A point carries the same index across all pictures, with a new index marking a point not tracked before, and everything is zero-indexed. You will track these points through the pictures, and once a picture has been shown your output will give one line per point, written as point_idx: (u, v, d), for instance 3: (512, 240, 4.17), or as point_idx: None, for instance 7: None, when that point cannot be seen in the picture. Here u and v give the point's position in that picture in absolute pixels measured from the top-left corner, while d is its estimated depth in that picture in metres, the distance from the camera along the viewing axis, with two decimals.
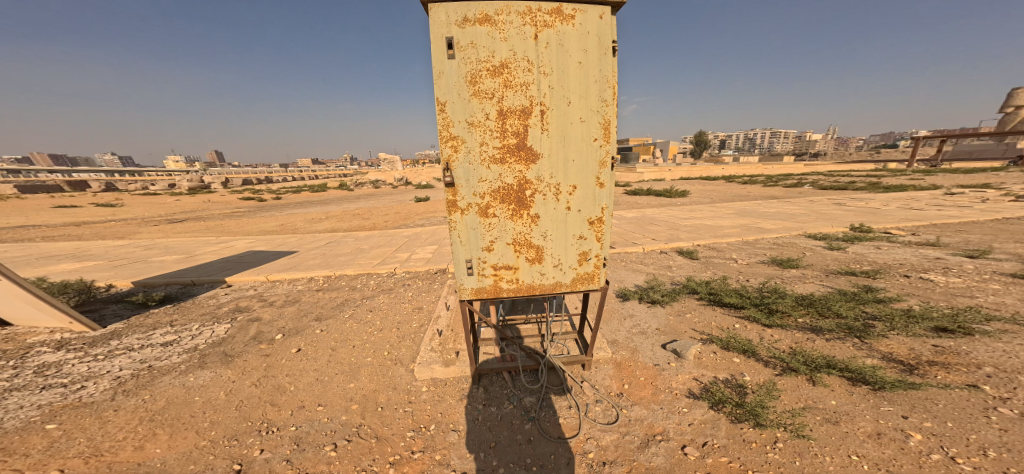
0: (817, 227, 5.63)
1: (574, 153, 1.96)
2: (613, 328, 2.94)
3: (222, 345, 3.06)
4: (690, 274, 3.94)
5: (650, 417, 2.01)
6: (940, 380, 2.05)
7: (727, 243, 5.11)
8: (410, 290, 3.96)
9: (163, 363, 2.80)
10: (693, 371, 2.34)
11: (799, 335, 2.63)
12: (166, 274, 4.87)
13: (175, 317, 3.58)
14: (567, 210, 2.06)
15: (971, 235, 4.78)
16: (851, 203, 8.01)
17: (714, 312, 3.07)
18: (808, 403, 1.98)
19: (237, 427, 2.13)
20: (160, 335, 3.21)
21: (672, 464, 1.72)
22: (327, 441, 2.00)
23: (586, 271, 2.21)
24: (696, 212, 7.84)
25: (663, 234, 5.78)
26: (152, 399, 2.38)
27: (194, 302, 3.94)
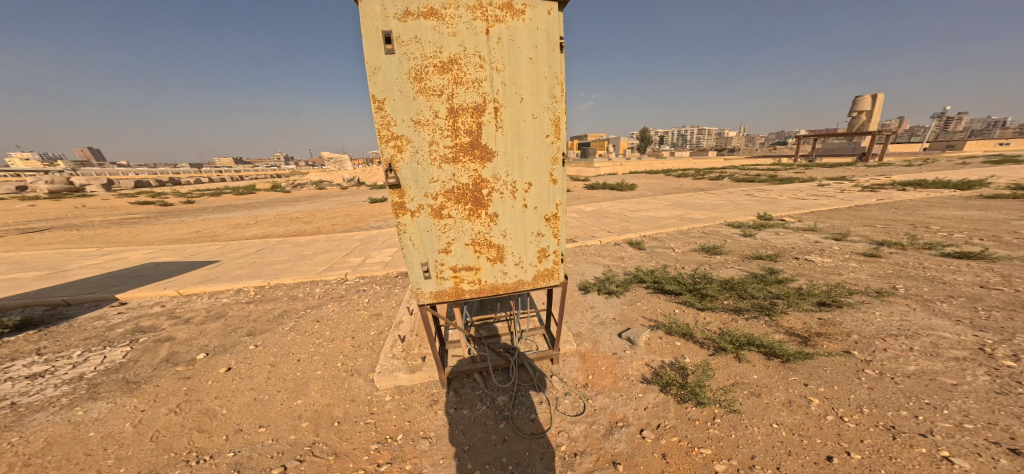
0: (733, 216, 6.51)
1: (529, 150, 1.95)
2: (576, 322, 3.10)
3: (119, 371, 2.56)
4: (639, 265, 4.29)
5: (612, 404, 2.18)
6: (822, 349, 2.49)
7: (667, 233, 5.64)
8: (367, 295, 3.71)
9: (34, 398, 2.28)
10: (644, 357, 2.58)
11: (726, 316, 3.03)
12: (26, 293, 3.88)
13: (45, 344, 2.90)
14: (524, 207, 2.06)
15: (838, 220, 5.97)
16: (756, 193, 9.40)
17: (660, 300, 3.40)
18: (737, 380, 2.29)
19: (156, 461, 1.86)
20: (23, 367, 2.59)
21: (633, 449, 1.88)
22: (274, 463, 1.86)
23: (546, 268, 2.23)
24: (641, 204, 8.48)
25: (614, 226, 6.18)
26: (24, 441, 1.96)
27: (72, 325, 3.21)
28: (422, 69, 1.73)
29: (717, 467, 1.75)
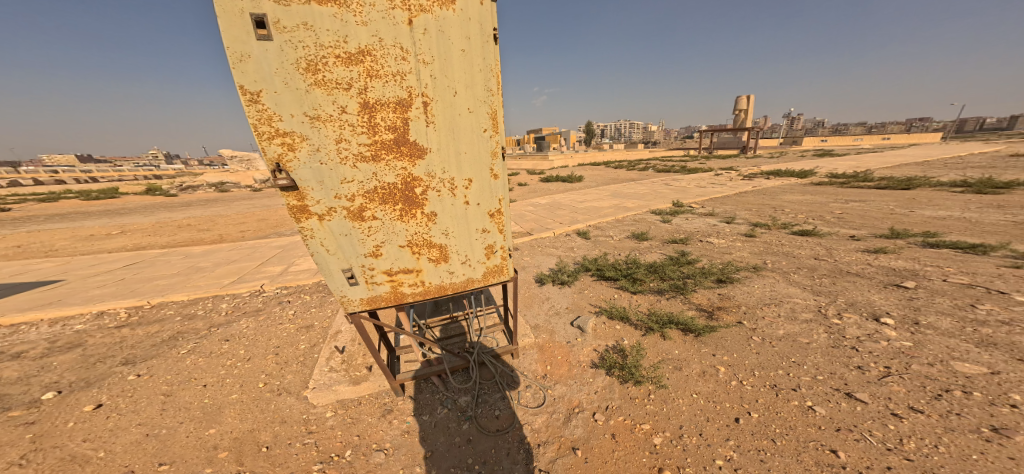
0: (656, 205, 7.26)
1: (467, 145, 1.86)
2: (533, 314, 3.16)
3: None
4: (586, 254, 4.50)
5: (569, 391, 2.27)
6: (723, 322, 2.82)
7: (607, 223, 6.04)
8: (295, 306, 3.36)
9: None
10: (593, 342, 2.70)
11: (654, 297, 3.29)
12: None
13: None
14: (466, 204, 1.98)
15: (728, 206, 7.11)
16: (674, 182, 10.61)
17: (602, 286, 3.59)
18: (665, 357, 2.49)
19: None
20: None
21: (588, 433, 1.98)
22: None
23: (494, 264, 2.19)
24: (584, 194, 8.93)
25: (563, 218, 6.41)
26: None
27: None
28: (318, 59, 1.56)
29: (656, 440, 1.90)
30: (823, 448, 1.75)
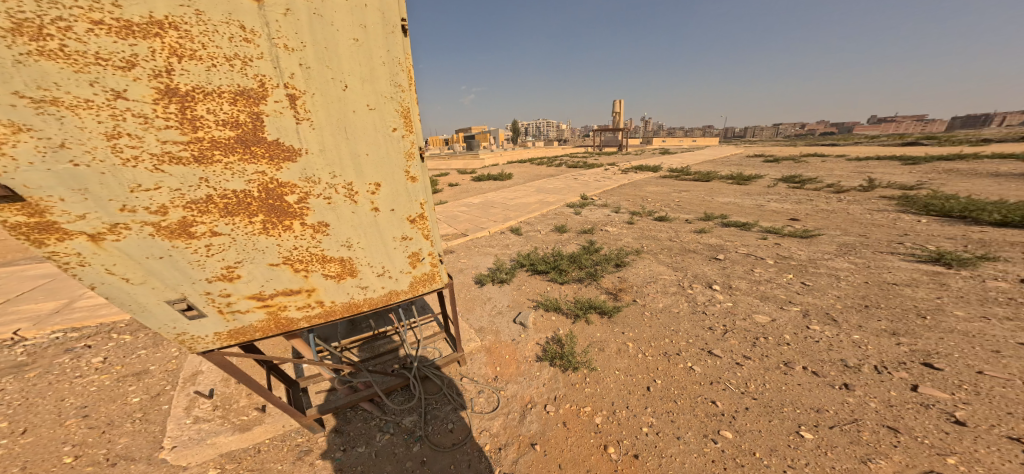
0: (570, 198, 7.81)
1: (366, 146, 1.59)
2: (477, 316, 3.03)
3: None
4: (519, 249, 4.53)
5: (520, 389, 2.24)
6: (624, 300, 3.14)
7: (534, 218, 6.21)
8: (105, 352, 2.82)
9: None
10: (536, 336, 2.71)
11: (576, 286, 3.47)
12: None
13: None
14: (375, 212, 1.72)
15: (617, 197, 8.19)
16: (585, 177, 11.63)
17: (537, 281, 3.64)
18: (591, 341, 2.63)
19: None
20: None
21: (543, 426, 1.97)
22: None
23: (423, 272, 1.97)
24: (508, 191, 9.07)
25: (494, 215, 6.37)
26: None
27: None
28: (43, 21, 1.05)
29: (598, 420, 1.97)
30: (706, 401, 2.02)
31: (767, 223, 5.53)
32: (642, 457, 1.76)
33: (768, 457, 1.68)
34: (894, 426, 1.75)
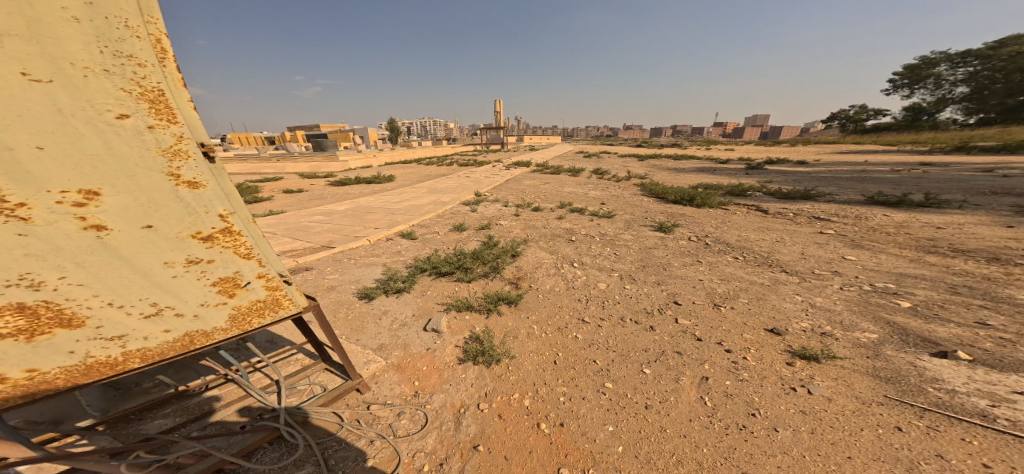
0: (466, 197, 7.83)
1: (42, 133, 1.02)
2: (372, 335, 2.62)
3: None
4: (417, 254, 4.24)
5: (448, 397, 2.03)
6: (524, 287, 3.36)
7: (429, 220, 5.97)
8: None
9: None
10: (453, 340, 2.54)
11: (483, 282, 3.48)
12: None
13: None
14: (106, 225, 1.10)
15: (508, 192, 8.61)
16: (477, 176, 11.92)
17: (442, 283, 3.46)
18: (506, 332, 2.67)
19: None
20: None
21: (481, 426, 1.83)
22: None
23: (248, 303, 1.39)
24: (393, 195, 8.53)
25: (377, 221, 5.87)
26: None
27: None
28: None
29: (527, 403, 1.98)
30: (589, 361, 2.33)
31: (629, 208, 6.71)
32: (567, 424, 1.84)
33: (635, 394, 2.03)
34: (675, 350, 2.40)
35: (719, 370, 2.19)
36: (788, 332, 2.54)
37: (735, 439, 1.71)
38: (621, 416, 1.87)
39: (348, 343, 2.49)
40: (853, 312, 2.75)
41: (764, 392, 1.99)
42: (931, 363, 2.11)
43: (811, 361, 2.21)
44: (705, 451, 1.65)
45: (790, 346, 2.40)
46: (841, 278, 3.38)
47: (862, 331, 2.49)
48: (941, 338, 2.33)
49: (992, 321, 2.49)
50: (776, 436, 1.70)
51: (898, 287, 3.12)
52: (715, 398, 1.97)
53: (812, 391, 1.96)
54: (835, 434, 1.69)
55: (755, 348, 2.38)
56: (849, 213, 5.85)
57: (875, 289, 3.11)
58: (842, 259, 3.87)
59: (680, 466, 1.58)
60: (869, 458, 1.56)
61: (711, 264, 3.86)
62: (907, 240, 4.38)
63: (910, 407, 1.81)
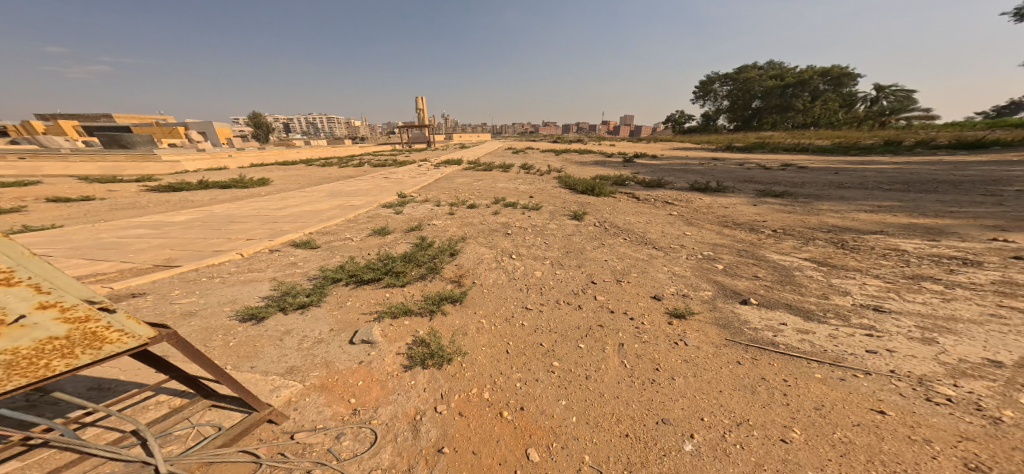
0: (385, 199, 7.36)
1: None
2: (271, 359, 2.23)
3: None
4: (321, 264, 3.80)
5: (399, 406, 1.89)
6: (468, 284, 3.31)
7: (335, 226, 5.42)
8: None
9: None
10: (392, 348, 2.37)
11: (421, 284, 3.32)
12: None
13: None
14: None
15: (433, 192, 8.36)
16: (394, 176, 11.29)
17: (366, 292, 3.18)
18: (454, 330, 2.60)
19: None
20: None
21: (442, 428, 1.76)
22: None
23: (33, 346, 1.08)
24: (269, 202, 7.39)
25: (245, 232, 5.02)
26: None
27: None
28: None
29: (487, 396, 1.97)
30: (537, 345, 2.42)
31: (554, 200, 7.15)
32: (527, 407, 1.89)
33: (577, 368, 2.18)
34: (599, 323, 2.65)
35: (628, 336, 2.48)
36: (665, 297, 3.03)
37: (651, 391, 1.96)
38: (570, 390, 2.00)
39: (244, 372, 2.08)
40: (690, 276, 3.44)
41: (654, 349, 2.34)
42: (744, 310, 2.79)
43: (683, 318, 2.69)
44: (638, 405, 1.87)
45: (671, 307, 2.86)
46: (685, 249, 4.19)
47: (700, 291, 3.14)
48: (744, 290, 3.11)
49: (766, 274, 3.44)
50: (673, 383, 2.02)
51: (714, 254, 4.03)
52: (632, 361, 2.23)
53: (687, 343, 2.39)
54: (711, 374, 2.08)
55: (648, 313, 2.77)
56: (692, 198, 7.25)
57: (702, 257, 3.94)
58: (683, 235, 4.77)
59: (621, 424, 1.76)
60: (732, 388, 1.96)
61: (611, 245, 4.34)
62: (715, 217, 5.65)
63: (739, 344, 2.36)
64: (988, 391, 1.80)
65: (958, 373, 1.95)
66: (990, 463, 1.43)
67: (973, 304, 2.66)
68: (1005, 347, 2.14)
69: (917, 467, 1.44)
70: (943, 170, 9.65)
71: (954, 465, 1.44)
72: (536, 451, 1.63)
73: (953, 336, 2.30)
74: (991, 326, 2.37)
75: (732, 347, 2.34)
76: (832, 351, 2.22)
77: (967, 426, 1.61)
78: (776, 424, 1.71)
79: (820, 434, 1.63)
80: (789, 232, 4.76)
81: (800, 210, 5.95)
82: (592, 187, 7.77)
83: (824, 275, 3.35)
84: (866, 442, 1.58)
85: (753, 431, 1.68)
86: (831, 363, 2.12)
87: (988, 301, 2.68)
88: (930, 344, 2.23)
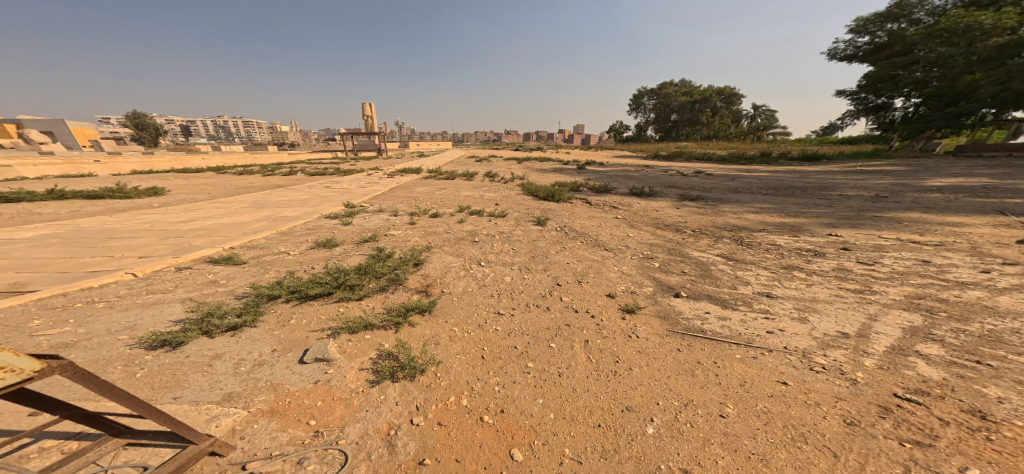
0: (327, 209, 6.88)
1: None
2: (199, 388, 1.95)
3: None
4: (252, 281, 3.42)
5: (369, 423, 1.78)
6: (436, 293, 3.23)
7: (264, 239, 4.92)
8: None
9: None
10: (354, 364, 2.22)
11: (381, 296, 3.16)
12: None
13: None
14: None
15: (384, 201, 8.03)
16: (335, 185, 10.60)
17: (315, 308, 2.93)
18: (425, 340, 2.51)
19: None
20: None
21: (420, 440, 1.69)
22: None
23: None
24: (170, 215, 6.42)
25: (139, 249, 4.33)
26: None
27: None
28: None
29: (466, 403, 1.94)
30: (511, 348, 2.44)
31: (508, 207, 7.26)
32: (508, 409, 1.90)
33: (551, 367, 2.23)
34: (567, 323, 2.75)
35: (591, 332, 2.61)
36: (619, 294, 3.23)
37: (614, 382, 2.08)
38: (546, 388, 2.04)
39: (167, 405, 1.79)
40: (635, 274, 3.71)
41: (606, 343, 2.48)
42: (677, 302, 3.08)
43: (633, 312, 2.90)
44: (605, 396, 1.97)
45: (622, 303, 3.07)
46: (632, 250, 4.51)
47: (644, 286, 3.41)
48: (676, 285, 3.43)
49: (691, 269, 3.83)
50: (631, 374, 2.16)
51: (653, 253, 4.39)
52: (596, 356, 2.35)
53: (639, 335, 2.58)
54: (660, 362, 2.27)
55: (606, 310, 2.94)
56: (630, 202, 7.84)
57: (643, 256, 4.28)
58: (629, 236, 5.13)
59: (592, 415, 1.84)
60: (677, 373, 2.15)
61: (572, 248, 4.53)
62: (650, 220, 6.17)
63: (677, 334, 2.60)
64: (847, 358, 2.21)
65: (825, 345, 2.36)
66: (859, 416, 1.75)
67: (826, 287, 3.24)
68: (848, 321, 2.65)
69: (816, 427, 1.70)
70: (799, 176, 11.82)
71: (837, 421, 1.72)
72: (519, 450, 1.64)
73: (817, 315, 2.77)
74: (842, 304, 2.92)
75: (673, 336, 2.57)
76: (744, 334, 2.54)
77: (840, 388, 1.95)
78: (714, 401, 1.91)
79: (747, 408, 1.85)
80: (705, 232, 5.37)
81: (709, 212, 6.76)
82: (552, 194, 8.06)
83: (731, 268, 3.82)
84: (780, 409, 1.83)
85: (698, 410, 1.86)
86: (745, 345, 2.42)
87: (837, 285, 3.28)
88: (804, 322, 2.66)
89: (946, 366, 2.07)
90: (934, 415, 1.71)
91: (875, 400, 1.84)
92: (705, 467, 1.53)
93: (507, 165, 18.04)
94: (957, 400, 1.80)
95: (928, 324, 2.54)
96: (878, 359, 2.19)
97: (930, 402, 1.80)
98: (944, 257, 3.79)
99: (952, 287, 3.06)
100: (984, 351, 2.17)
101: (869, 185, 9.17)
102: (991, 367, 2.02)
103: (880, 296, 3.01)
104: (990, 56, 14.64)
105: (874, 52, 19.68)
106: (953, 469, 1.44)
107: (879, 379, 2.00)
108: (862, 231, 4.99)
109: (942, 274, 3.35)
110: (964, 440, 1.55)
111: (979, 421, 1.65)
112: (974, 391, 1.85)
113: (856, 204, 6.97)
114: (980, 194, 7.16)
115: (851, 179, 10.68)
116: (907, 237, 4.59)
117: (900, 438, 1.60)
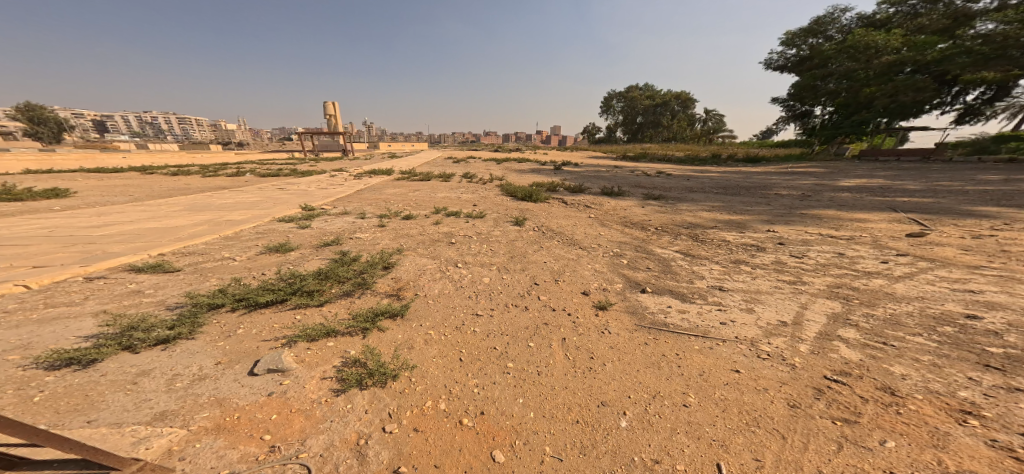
0: (279, 212, 6.47)
1: None
2: (122, 408, 1.75)
3: None
4: (187, 291, 3.12)
5: (333, 434, 1.69)
6: (409, 297, 3.14)
7: (205, 245, 4.53)
8: None
9: None
10: (314, 373, 2.10)
11: (346, 302, 3.02)
12: None
13: None
14: None
15: (348, 203, 7.69)
16: (291, 187, 10.03)
17: (267, 316, 2.74)
18: (396, 345, 2.43)
19: None
20: None
21: (387, 449, 1.62)
22: None
23: None
24: (78, 220, 5.70)
25: (35, 258, 3.82)
26: None
27: None
28: None
29: (444, 406, 1.91)
30: (490, 349, 2.43)
31: (478, 207, 7.26)
32: (486, 411, 1.88)
33: (529, 367, 2.24)
34: (544, 321, 2.78)
35: (568, 330, 2.65)
36: (592, 292, 3.32)
37: (590, 378, 2.14)
38: (526, 388, 2.05)
39: (79, 430, 1.59)
40: (606, 272, 3.83)
41: (582, 341, 2.53)
42: (644, 298, 3.21)
43: (605, 309, 2.98)
44: (583, 393, 2.01)
45: (596, 301, 3.15)
46: (601, 248, 4.65)
47: (614, 283, 3.52)
48: (643, 281, 3.57)
49: (655, 265, 4.01)
50: (605, 370, 2.22)
51: (619, 251, 4.55)
52: (574, 353, 2.39)
53: (610, 332, 2.66)
54: (630, 357, 2.35)
55: (579, 308, 3.00)
56: (600, 201, 8.11)
57: (612, 254, 4.42)
58: (597, 235, 5.28)
59: (570, 412, 1.87)
60: (645, 366, 2.25)
61: (548, 247, 4.60)
62: (619, 219, 6.39)
63: (645, 328, 2.71)
64: (785, 345, 2.42)
65: (769, 333, 2.58)
66: (799, 398, 1.92)
67: (770, 279, 3.53)
68: (787, 310, 2.91)
69: (766, 411, 1.84)
70: (743, 177, 12.85)
71: (783, 405, 1.88)
72: (501, 452, 1.63)
73: (762, 305, 3.01)
74: (780, 294, 3.19)
75: (641, 330, 2.68)
76: (700, 326, 2.71)
77: (782, 372, 2.13)
78: (678, 392, 2.01)
79: (707, 396, 1.97)
80: (666, 230, 5.65)
81: (669, 210, 7.13)
82: (529, 194, 8.15)
83: (689, 263, 4.05)
84: (734, 395, 1.97)
85: (665, 401, 1.95)
86: (701, 336, 2.58)
87: (775, 276, 3.59)
88: (751, 312, 2.89)
89: (860, 348, 2.34)
90: (856, 394, 1.92)
91: (810, 383, 2.03)
92: (674, 457, 1.60)
93: (478, 166, 18.09)
94: (871, 379, 2.03)
95: (846, 310, 2.85)
96: (810, 344, 2.42)
97: (851, 381, 2.02)
98: (854, 249, 4.28)
99: (862, 276, 3.46)
100: (890, 332, 2.48)
101: (798, 185, 10.17)
102: (894, 347, 2.30)
103: (808, 285, 3.34)
104: (883, 71, 16.77)
105: (799, 64, 21.95)
106: (874, 442, 1.61)
107: (812, 363, 2.20)
108: (795, 227, 5.52)
109: (854, 264, 3.77)
110: (880, 415, 1.75)
111: (889, 397, 1.87)
112: (884, 370, 2.10)
113: (788, 202, 7.67)
114: (882, 193, 8.19)
115: (786, 179, 11.78)
116: (826, 232, 5.12)
117: (832, 417, 1.78)
